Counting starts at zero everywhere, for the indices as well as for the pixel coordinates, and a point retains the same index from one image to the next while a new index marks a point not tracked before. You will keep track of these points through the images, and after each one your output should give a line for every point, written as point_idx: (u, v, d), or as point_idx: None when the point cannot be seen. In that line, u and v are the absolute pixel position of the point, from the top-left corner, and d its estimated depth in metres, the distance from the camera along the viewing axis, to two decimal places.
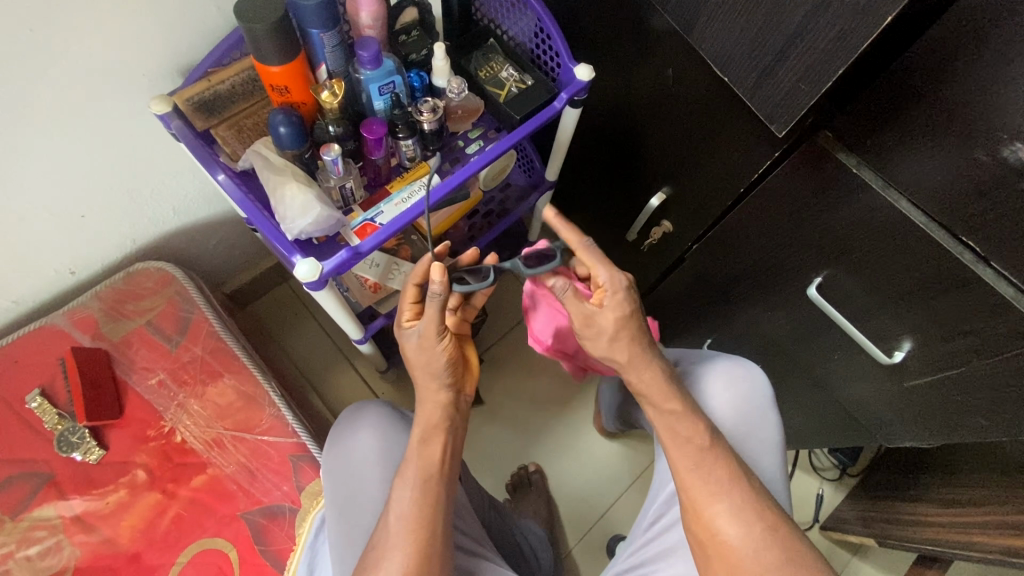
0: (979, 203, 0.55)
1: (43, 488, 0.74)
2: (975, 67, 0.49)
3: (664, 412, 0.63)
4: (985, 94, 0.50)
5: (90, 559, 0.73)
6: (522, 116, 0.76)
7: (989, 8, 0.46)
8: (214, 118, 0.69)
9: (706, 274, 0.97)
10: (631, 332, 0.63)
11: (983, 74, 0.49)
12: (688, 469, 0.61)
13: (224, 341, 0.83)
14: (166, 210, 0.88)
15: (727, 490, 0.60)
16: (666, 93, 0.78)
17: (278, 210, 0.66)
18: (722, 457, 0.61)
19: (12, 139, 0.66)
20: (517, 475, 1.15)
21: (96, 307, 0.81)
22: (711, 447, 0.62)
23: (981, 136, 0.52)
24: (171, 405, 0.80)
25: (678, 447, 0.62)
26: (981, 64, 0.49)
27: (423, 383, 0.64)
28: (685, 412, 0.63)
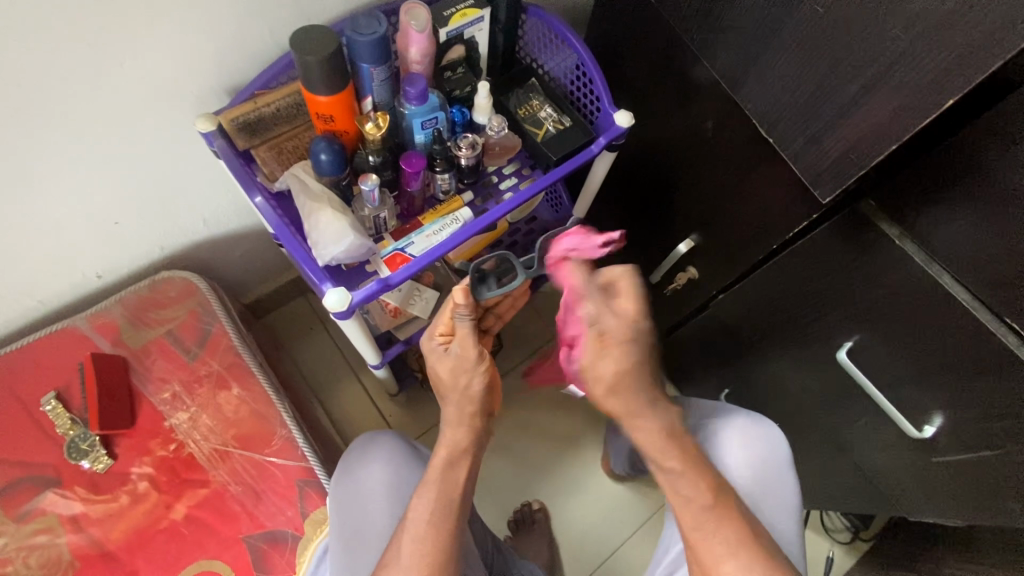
0: None
1: (47, 495, 0.73)
2: None
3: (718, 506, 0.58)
4: None
5: (87, 572, 0.71)
6: (559, 157, 0.76)
7: None
8: (256, 139, 0.70)
9: (729, 325, 0.95)
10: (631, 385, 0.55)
11: None
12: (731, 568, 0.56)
13: (241, 356, 0.83)
14: (197, 220, 0.89)
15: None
16: (703, 143, 0.78)
17: (312, 235, 0.66)
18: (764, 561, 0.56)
19: (60, 145, 0.67)
20: (520, 511, 1.12)
21: (119, 312, 0.81)
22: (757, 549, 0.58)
23: None
24: (183, 418, 0.79)
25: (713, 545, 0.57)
26: None
27: (451, 409, 0.60)
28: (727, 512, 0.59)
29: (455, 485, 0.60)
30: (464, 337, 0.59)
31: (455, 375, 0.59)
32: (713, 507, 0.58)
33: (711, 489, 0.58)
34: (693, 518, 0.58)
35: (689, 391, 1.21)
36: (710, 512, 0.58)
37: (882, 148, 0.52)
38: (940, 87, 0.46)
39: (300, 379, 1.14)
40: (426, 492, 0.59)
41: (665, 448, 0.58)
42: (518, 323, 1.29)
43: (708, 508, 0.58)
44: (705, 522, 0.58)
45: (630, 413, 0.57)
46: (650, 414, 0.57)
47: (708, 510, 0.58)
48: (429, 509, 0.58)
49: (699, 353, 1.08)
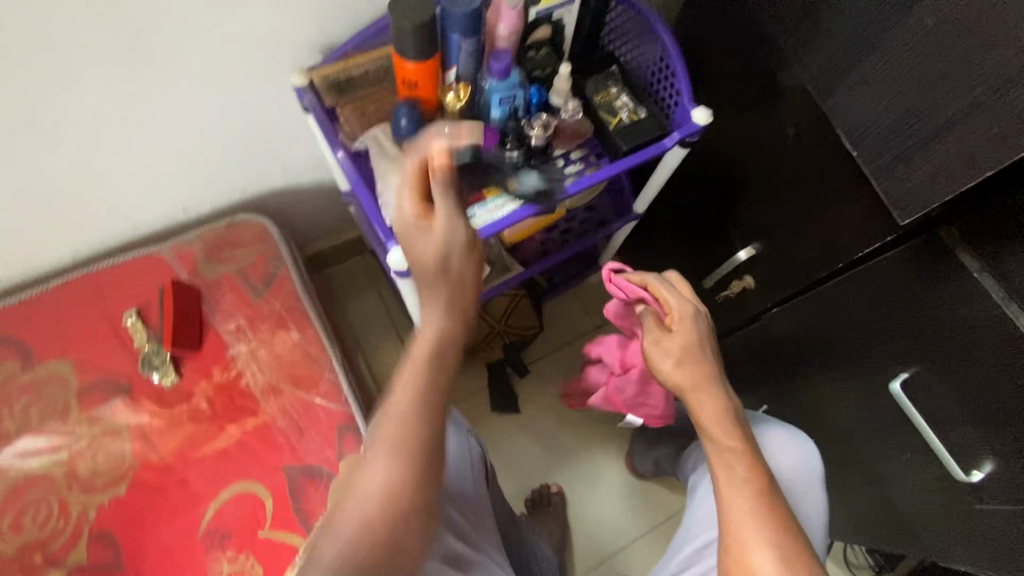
0: None
1: (119, 400, 0.80)
2: None
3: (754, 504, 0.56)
4: None
5: (145, 474, 0.78)
6: (630, 146, 0.77)
7: None
8: (343, 97, 0.73)
9: (778, 340, 0.93)
10: (697, 361, 0.64)
11: None
12: None
13: (301, 302, 0.88)
14: (277, 169, 0.94)
15: None
16: (779, 150, 0.76)
17: (384, 195, 0.69)
18: None
19: (167, 81, 0.73)
20: (538, 491, 1.15)
21: (199, 245, 0.88)
22: None
23: None
24: (243, 350, 0.85)
25: None
26: None
27: (433, 298, 0.52)
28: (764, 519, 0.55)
29: (418, 437, 0.48)
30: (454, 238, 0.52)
31: (443, 257, 0.52)
32: (756, 509, 0.55)
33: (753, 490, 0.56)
34: (735, 516, 0.56)
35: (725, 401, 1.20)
36: (755, 511, 0.55)
37: (976, 172, 0.49)
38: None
39: (348, 332, 1.20)
40: (385, 452, 0.48)
41: (726, 429, 0.60)
42: (560, 310, 1.30)
43: (748, 511, 0.55)
44: (742, 523, 0.55)
45: (696, 386, 0.63)
46: (708, 387, 0.62)
47: (753, 511, 0.55)
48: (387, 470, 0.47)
49: (740, 364, 1.07)
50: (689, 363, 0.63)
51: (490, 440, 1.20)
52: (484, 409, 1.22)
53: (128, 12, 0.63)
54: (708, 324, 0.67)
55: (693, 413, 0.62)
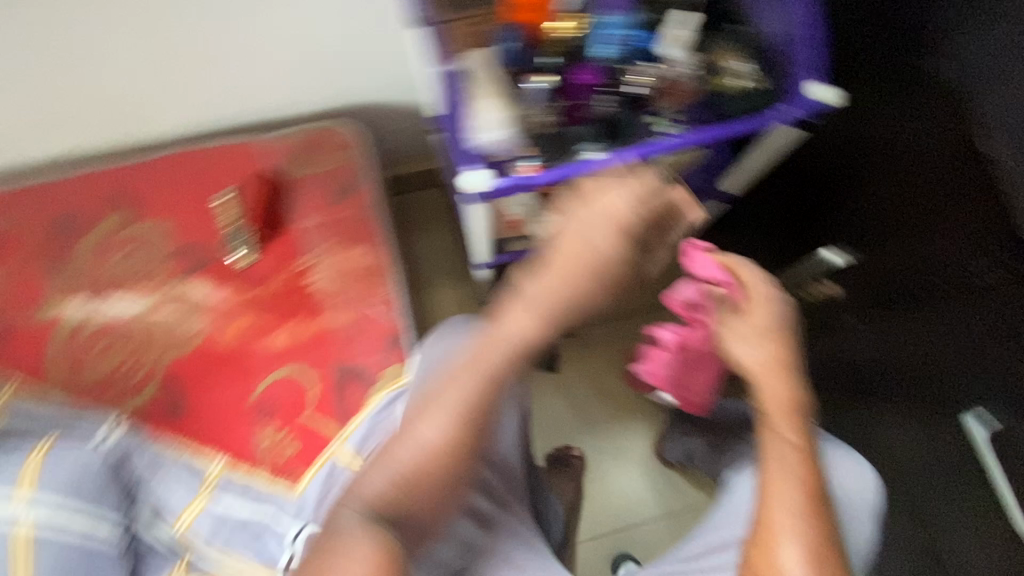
0: None
1: (199, 271, 0.87)
2: None
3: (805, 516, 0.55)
4: None
5: (211, 342, 0.85)
6: (733, 113, 0.72)
7: None
8: (451, 12, 0.70)
9: (846, 355, 0.84)
10: (773, 344, 0.63)
11: None
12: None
13: (372, 214, 0.91)
14: (373, 83, 0.95)
15: None
16: (899, 135, 0.64)
17: (472, 119, 0.69)
18: None
19: None
20: (558, 450, 1.15)
21: (290, 142, 0.92)
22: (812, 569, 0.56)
23: None
24: (312, 249, 0.89)
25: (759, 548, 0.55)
26: None
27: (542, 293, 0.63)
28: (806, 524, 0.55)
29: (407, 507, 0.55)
30: (573, 279, 0.63)
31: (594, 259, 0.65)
32: (802, 511, 0.55)
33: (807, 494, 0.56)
34: (774, 512, 0.56)
35: None
36: (804, 514, 0.55)
37: None
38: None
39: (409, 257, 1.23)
40: (435, 431, 0.56)
41: (793, 425, 0.61)
42: None
43: (795, 512, 0.55)
44: (784, 529, 0.55)
45: (767, 371, 0.63)
46: (783, 375, 0.62)
47: (800, 514, 0.55)
48: (438, 462, 0.55)
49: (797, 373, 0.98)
50: (766, 344, 0.63)
51: None
52: None
53: None
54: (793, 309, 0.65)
55: (759, 394, 0.63)
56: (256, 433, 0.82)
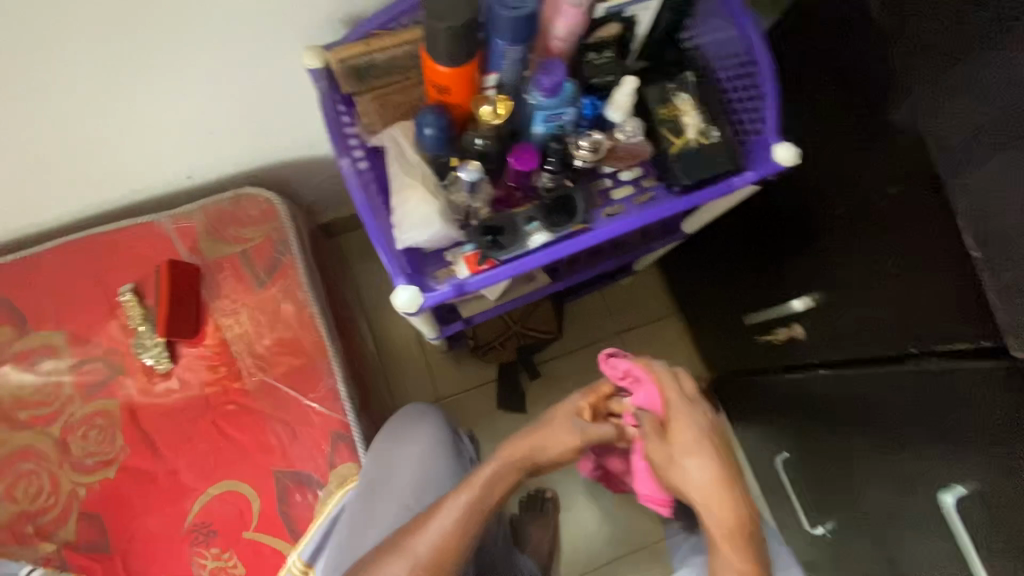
0: None
1: (113, 379, 0.77)
2: None
3: None
4: None
5: (135, 460, 0.76)
6: (693, 180, 0.65)
7: None
8: (363, 85, 0.61)
9: (812, 403, 0.83)
10: (711, 450, 0.62)
11: None
12: None
13: (305, 295, 0.82)
14: (290, 140, 0.84)
15: None
16: (874, 207, 0.63)
17: (396, 212, 0.61)
18: None
19: (163, 49, 0.62)
20: (532, 494, 1.14)
21: (200, 219, 0.81)
22: None
23: None
24: (240, 340, 0.80)
25: None
26: None
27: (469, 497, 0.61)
28: None
29: None
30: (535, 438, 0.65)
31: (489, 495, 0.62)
32: None
33: None
34: None
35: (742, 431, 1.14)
36: None
37: None
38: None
39: (358, 307, 1.15)
40: None
41: (744, 551, 0.59)
42: (582, 310, 1.22)
43: None
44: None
45: (705, 498, 0.60)
46: (724, 487, 0.60)
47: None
48: None
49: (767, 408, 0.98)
50: (702, 456, 0.61)
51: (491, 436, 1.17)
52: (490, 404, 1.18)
53: None
54: (716, 420, 0.65)
55: (705, 518, 0.60)
56: (195, 561, 0.73)
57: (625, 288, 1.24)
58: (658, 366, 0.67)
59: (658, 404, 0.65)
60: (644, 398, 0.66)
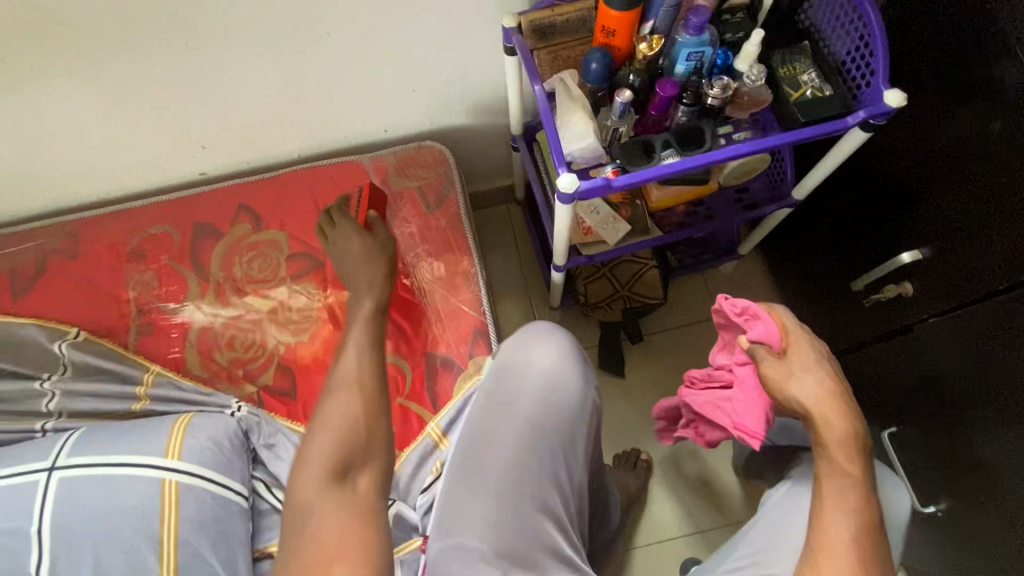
0: None
1: (313, 272, 1.00)
2: None
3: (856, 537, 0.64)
4: None
5: (322, 333, 0.96)
6: (806, 120, 0.77)
7: None
8: (542, 42, 0.82)
9: (928, 357, 0.88)
10: (824, 371, 0.71)
11: None
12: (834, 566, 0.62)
13: (462, 223, 1.02)
14: (463, 108, 1.07)
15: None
16: (986, 149, 0.71)
17: (559, 131, 0.78)
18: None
19: (403, 18, 0.86)
20: (626, 452, 1.19)
21: (391, 159, 1.05)
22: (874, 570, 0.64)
23: None
24: (409, 252, 1.00)
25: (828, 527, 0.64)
26: None
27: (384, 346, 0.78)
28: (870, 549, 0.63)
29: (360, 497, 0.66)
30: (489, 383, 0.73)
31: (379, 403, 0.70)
32: (856, 530, 0.64)
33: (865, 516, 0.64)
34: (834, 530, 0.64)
35: None
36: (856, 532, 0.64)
37: None
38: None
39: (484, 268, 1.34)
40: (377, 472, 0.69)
41: (850, 455, 0.67)
42: (684, 291, 1.32)
43: (848, 532, 0.64)
44: (838, 546, 0.63)
45: (817, 406, 0.68)
46: (842, 403, 0.68)
47: (853, 540, 0.63)
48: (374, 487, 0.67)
49: (877, 379, 1.02)
50: (818, 373, 0.70)
51: None
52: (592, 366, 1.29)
53: None
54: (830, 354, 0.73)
55: (817, 425, 0.68)
56: None
57: (728, 275, 1.32)
58: (776, 306, 0.76)
59: (775, 337, 0.73)
60: (762, 329, 0.74)
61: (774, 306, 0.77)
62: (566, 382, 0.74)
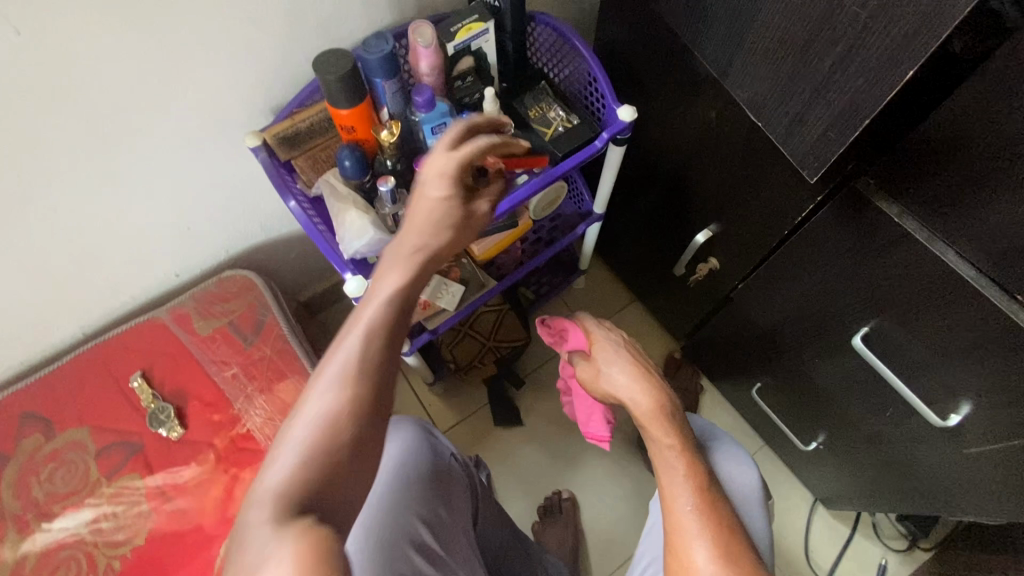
0: (1014, 265, 0.53)
1: (133, 456, 0.87)
2: (1000, 120, 0.48)
3: (696, 508, 0.66)
4: (1009, 150, 0.48)
5: (163, 522, 0.84)
6: (565, 153, 0.82)
7: (1007, 80, 0.46)
8: (295, 150, 0.79)
9: (751, 316, 0.96)
10: (627, 354, 0.80)
11: (995, 147, 0.49)
12: (687, 546, 0.64)
13: (289, 344, 0.95)
14: (255, 225, 1.01)
15: (718, 553, 0.62)
16: (710, 132, 0.79)
17: (339, 232, 0.76)
18: (728, 554, 0.62)
19: (134, 164, 0.80)
20: (549, 499, 1.17)
21: (191, 304, 0.95)
22: (734, 545, 0.63)
23: (996, 187, 0.51)
24: (240, 395, 0.91)
25: (677, 514, 0.66)
26: (1005, 112, 0.47)
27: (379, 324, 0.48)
28: (718, 527, 0.64)
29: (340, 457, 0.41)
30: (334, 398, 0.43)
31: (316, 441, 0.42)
32: (695, 507, 0.66)
33: (698, 490, 0.67)
34: (677, 516, 0.66)
35: (724, 383, 1.21)
36: (695, 508, 0.65)
37: (856, 125, 0.52)
38: (931, 29, 0.43)
39: None
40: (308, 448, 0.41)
41: (664, 425, 0.72)
42: None
43: (689, 511, 0.66)
44: (684, 526, 0.65)
45: (625, 387, 0.77)
46: (644, 381, 0.76)
47: (693, 508, 0.66)
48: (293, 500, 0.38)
49: (727, 343, 1.09)
50: (621, 362, 0.79)
51: (496, 456, 1.24)
52: (488, 425, 1.26)
53: (89, 102, 0.70)
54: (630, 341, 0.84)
55: (634, 409, 0.75)
56: None
57: (582, 291, 1.38)
58: (579, 315, 0.88)
59: (584, 342, 0.85)
60: (574, 338, 0.86)
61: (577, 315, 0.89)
62: (422, 461, 0.80)
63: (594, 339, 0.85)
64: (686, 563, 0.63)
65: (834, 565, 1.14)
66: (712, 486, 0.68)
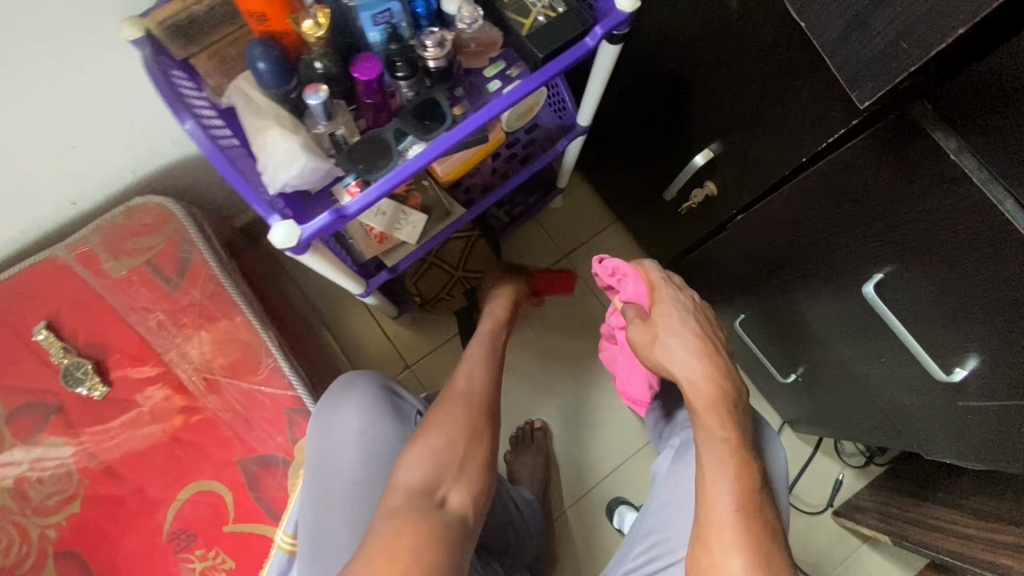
0: None
1: (52, 419, 0.76)
2: None
3: (741, 504, 0.59)
4: None
5: (97, 487, 0.75)
6: (546, 54, 0.65)
7: None
8: (192, 45, 0.61)
9: (746, 250, 0.87)
10: (696, 321, 0.71)
11: None
12: (718, 538, 0.58)
13: (223, 285, 0.81)
14: (165, 141, 0.84)
15: (747, 549, 0.57)
16: (728, 28, 0.63)
17: (261, 157, 0.60)
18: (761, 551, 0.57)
19: None
20: (521, 429, 1.15)
21: (98, 240, 0.80)
22: (767, 537, 0.58)
23: None
24: (168, 344, 0.79)
25: (714, 506, 0.60)
26: None
27: None
28: (751, 519, 0.58)
29: None
30: None
31: None
32: (736, 501, 0.59)
33: (743, 488, 0.60)
34: (712, 509, 0.59)
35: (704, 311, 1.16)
36: (736, 504, 0.59)
37: (947, 30, 0.39)
38: None
39: (303, 303, 1.15)
40: None
41: (722, 415, 0.65)
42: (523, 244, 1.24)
43: (731, 506, 0.59)
44: (722, 522, 0.58)
45: (681, 362, 0.67)
46: (708, 360, 0.67)
47: (733, 503, 0.59)
48: None
49: (712, 273, 1.02)
50: (682, 334, 0.69)
51: None
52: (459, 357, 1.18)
53: None
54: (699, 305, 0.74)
55: (687, 393, 0.66)
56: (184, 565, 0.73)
57: (559, 211, 1.25)
58: (643, 263, 0.78)
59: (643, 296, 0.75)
60: (633, 288, 0.75)
61: (642, 262, 0.78)
62: (388, 426, 0.74)
63: (655, 296, 0.74)
64: (715, 556, 0.57)
65: (794, 481, 1.19)
66: (763, 487, 0.62)
